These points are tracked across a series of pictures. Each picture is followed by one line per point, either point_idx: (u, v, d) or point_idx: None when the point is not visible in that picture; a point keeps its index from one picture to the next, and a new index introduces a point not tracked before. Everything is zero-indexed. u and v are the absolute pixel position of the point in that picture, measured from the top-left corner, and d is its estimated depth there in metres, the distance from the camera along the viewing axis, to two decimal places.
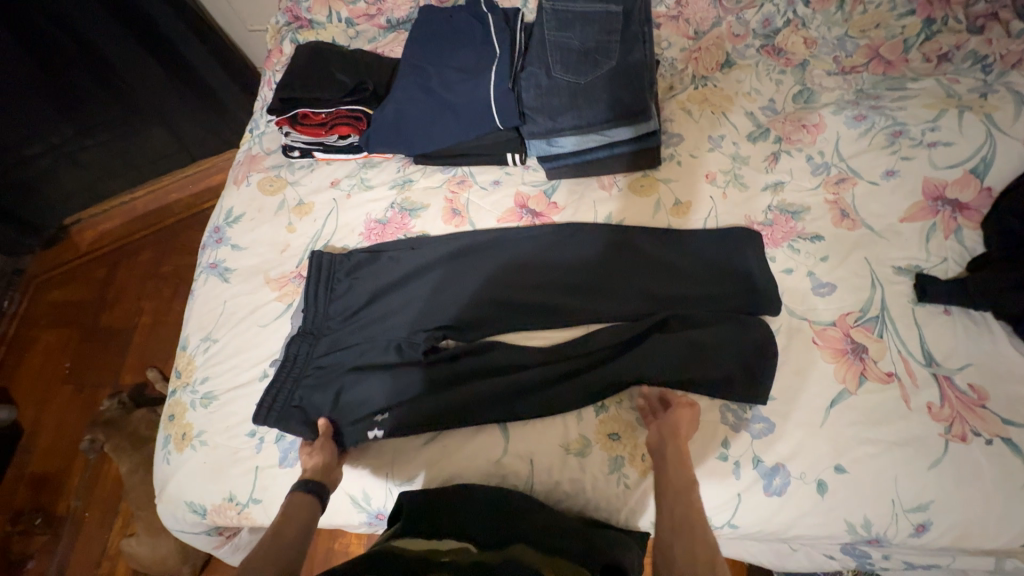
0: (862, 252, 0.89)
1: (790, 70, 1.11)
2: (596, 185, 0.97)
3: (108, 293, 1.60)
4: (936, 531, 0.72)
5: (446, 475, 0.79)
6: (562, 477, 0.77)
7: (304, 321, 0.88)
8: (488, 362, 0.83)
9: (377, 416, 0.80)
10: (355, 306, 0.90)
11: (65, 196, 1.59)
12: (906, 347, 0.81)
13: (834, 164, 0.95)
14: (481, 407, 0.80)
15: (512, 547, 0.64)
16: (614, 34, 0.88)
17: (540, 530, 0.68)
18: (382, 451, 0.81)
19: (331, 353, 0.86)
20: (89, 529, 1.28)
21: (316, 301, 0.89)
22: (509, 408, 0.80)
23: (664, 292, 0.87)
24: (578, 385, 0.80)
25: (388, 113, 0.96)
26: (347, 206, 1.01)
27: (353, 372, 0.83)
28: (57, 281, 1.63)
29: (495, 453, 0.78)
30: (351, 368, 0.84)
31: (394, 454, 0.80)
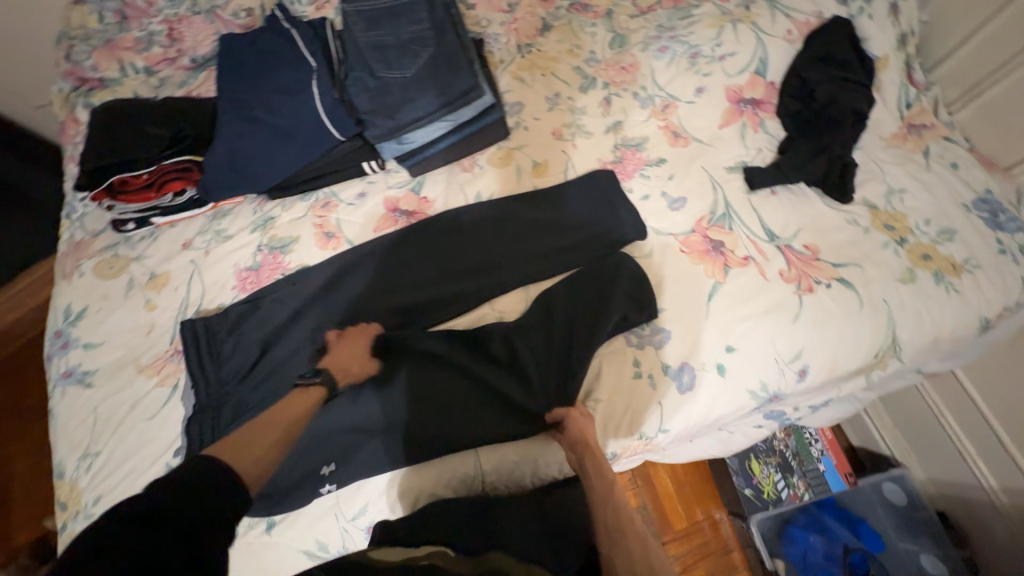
0: (698, 163, 1.01)
1: (599, 21, 1.21)
2: (458, 170, 1.00)
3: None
4: (815, 372, 0.85)
5: (400, 499, 0.78)
6: (509, 450, 0.80)
7: (196, 398, 0.80)
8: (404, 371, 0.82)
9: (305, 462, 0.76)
10: (249, 363, 0.84)
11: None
12: (752, 231, 0.94)
13: (656, 93, 1.07)
14: (411, 413, 0.79)
15: (494, 552, 0.64)
16: (422, 23, 0.89)
17: (513, 534, 0.70)
18: (324, 500, 0.77)
19: (238, 418, 0.79)
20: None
21: (202, 372, 0.82)
22: (441, 402, 0.80)
23: (548, 248, 0.92)
24: (496, 359, 0.83)
25: (220, 156, 0.89)
26: (209, 263, 0.93)
27: None
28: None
29: (441, 455, 0.79)
30: None
31: (338, 499, 0.77)
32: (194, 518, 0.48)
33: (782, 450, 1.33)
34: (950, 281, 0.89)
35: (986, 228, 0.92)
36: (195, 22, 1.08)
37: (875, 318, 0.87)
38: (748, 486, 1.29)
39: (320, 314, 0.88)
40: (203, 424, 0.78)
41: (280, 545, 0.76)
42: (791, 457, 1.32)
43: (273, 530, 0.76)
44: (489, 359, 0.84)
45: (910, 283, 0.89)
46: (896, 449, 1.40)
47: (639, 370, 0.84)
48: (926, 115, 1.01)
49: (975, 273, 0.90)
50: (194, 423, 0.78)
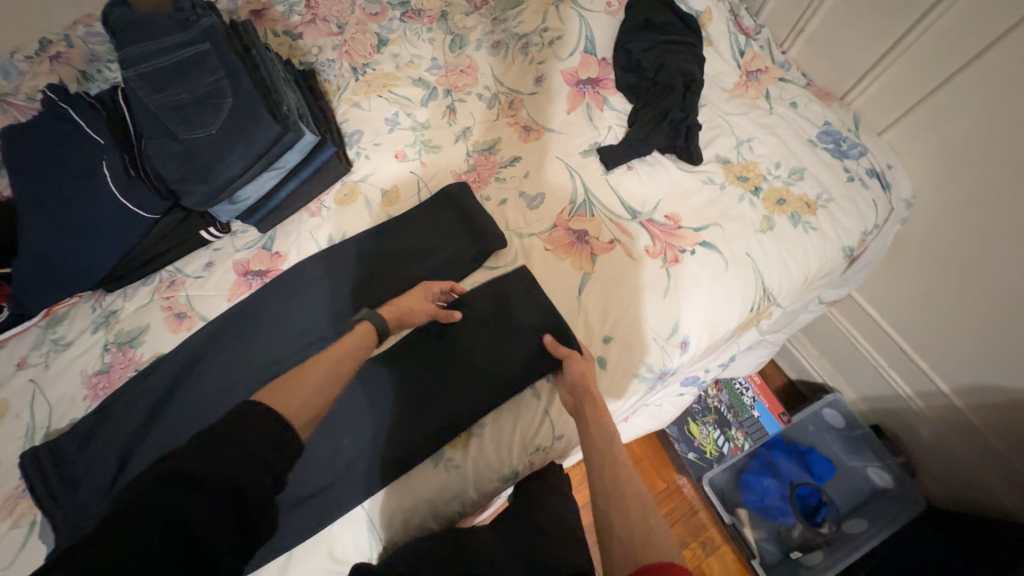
0: (551, 154, 0.97)
1: (435, 25, 1.16)
2: (306, 215, 0.94)
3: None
4: (696, 340, 0.85)
5: None
6: (415, 485, 0.75)
7: (53, 532, 0.73)
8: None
9: None
10: (106, 480, 0.76)
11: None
12: (613, 212, 0.92)
13: (499, 91, 1.04)
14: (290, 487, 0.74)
15: None
16: (217, 72, 0.82)
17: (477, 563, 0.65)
18: None
19: None
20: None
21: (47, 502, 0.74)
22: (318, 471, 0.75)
23: (413, 276, 0.88)
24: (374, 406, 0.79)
25: (30, 261, 0.81)
26: (52, 378, 0.85)
27: None
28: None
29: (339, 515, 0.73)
30: None
31: None
32: (228, 469, 0.49)
33: (717, 406, 1.37)
34: (807, 220, 0.90)
35: (833, 159, 0.93)
36: None
37: (742, 274, 0.87)
38: (691, 450, 1.31)
39: (181, 407, 0.82)
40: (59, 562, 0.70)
41: None
42: (726, 411, 1.35)
43: None
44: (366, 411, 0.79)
45: (769, 231, 0.89)
46: (826, 375, 1.43)
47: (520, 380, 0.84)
48: (759, 60, 1.02)
49: (829, 206, 0.91)
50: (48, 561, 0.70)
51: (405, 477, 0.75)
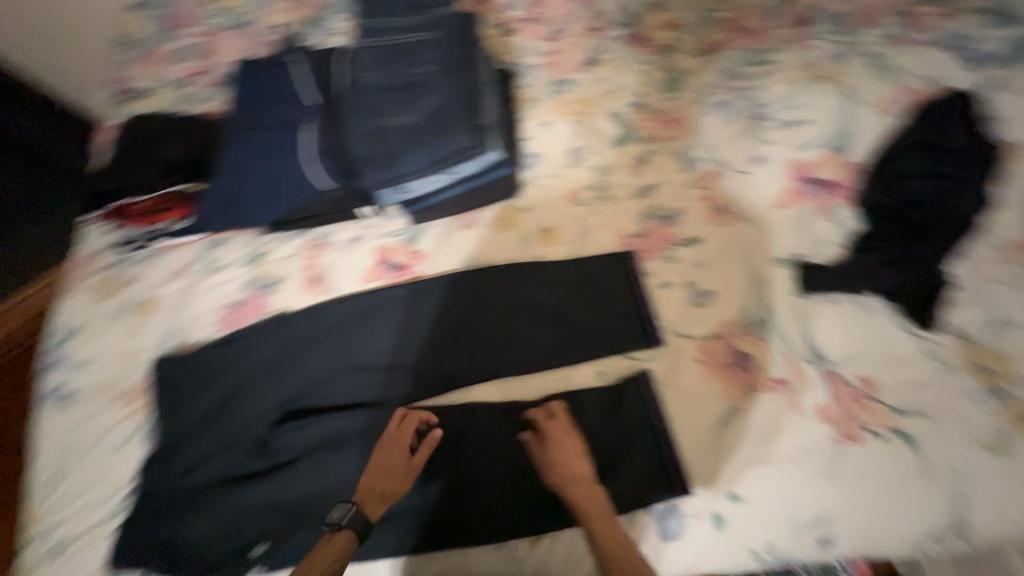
0: (737, 249, 0.84)
1: (654, 57, 1.04)
2: (457, 225, 0.90)
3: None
4: (845, 545, 0.67)
5: None
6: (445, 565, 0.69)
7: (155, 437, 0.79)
8: (341, 461, 0.73)
9: (255, 548, 0.71)
10: (204, 416, 0.78)
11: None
12: (789, 345, 0.77)
13: (703, 156, 0.90)
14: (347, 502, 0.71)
15: None
16: (433, 66, 0.82)
17: None
18: None
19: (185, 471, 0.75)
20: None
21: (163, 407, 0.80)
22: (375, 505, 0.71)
23: (544, 333, 0.79)
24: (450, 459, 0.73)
25: (218, 186, 0.87)
26: (196, 294, 0.91)
27: (211, 490, 0.73)
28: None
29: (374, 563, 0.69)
30: (208, 485, 0.73)
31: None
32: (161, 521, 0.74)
33: None
34: None
35: None
36: (228, 37, 1.08)
37: (937, 491, 0.66)
38: None
39: (285, 372, 0.80)
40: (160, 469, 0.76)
41: None
42: None
43: None
44: (452, 460, 0.73)
45: (1004, 456, 0.66)
46: None
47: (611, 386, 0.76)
48: None
49: None
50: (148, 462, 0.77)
51: (434, 554, 0.70)
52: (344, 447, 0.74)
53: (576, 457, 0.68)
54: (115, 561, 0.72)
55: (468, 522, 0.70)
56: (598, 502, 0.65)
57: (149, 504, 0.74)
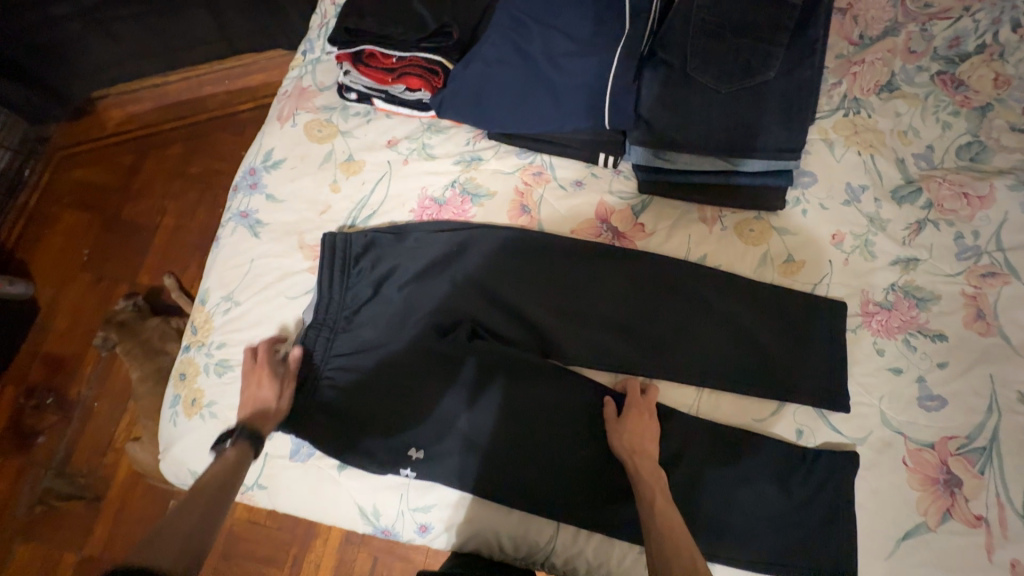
0: (987, 366, 0.75)
1: (965, 112, 0.88)
2: (697, 215, 0.81)
3: (118, 179, 1.51)
4: None
5: (464, 531, 0.72)
6: (587, 546, 0.70)
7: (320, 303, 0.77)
8: (517, 398, 0.72)
9: (412, 454, 0.71)
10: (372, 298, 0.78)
11: (66, 78, 1.41)
12: (1007, 491, 0.70)
13: (988, 251, 0.79)
14: (515, 447, 0.72)
15: None
16: (782, 36, 0.71)
17: None
18: (390, 489, 0.72)
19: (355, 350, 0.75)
20: (99, 415, 1.31)
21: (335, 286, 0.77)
22: (535, 458, 0.71)
23: (753, 365, 0.74)
24: None
25: (473, 75, 0.78)
26: (402, 173, 0.86)
27: (382, 379, 0.73)
28: (60, 164, 1.49)
29: (517, 512, 0.71)
30: (381, 372, 0.74)
31: (415, 491, 0.72)
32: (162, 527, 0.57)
33: None
34: None
35: None
36: None
37: None
38: None
39: (461, 294, 0.78)
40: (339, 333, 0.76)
41: (341, 488, 0.73)
42: None
43: (340, 469, 0.73)
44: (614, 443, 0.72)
45: None
46: None
47: (802, 442, 0.72)
48: None
49: None
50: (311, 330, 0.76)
51: (583, 532, 0.70)
52: (522, 387, 0.73)
53: (646, 437, 0.68)
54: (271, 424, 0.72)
55: (625, 521, 0.69)
56: (660, 485, 0.64)
57: (311, 372, 0.74)
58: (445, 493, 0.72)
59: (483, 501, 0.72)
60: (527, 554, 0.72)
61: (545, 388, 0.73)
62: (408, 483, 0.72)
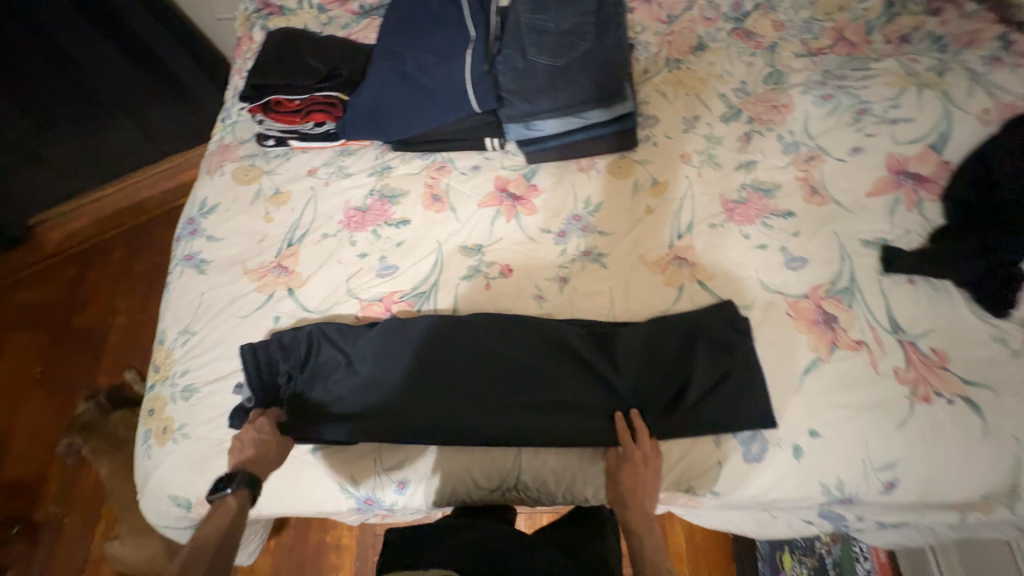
0: (830, 226, 0.92)
1: (760, 52, 1.12)
2: (575, 167, 0.98)
3: (64, 292, 1.56)
4: (904, 487, 0.76)
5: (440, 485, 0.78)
6: (548, 457, 0.79)
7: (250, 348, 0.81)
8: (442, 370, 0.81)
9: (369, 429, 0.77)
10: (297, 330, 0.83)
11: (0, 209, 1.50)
12: (874, 316, 0.84)
13: (804, 142, 0.99)
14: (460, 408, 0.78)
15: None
16: (588, 17, 0.93)
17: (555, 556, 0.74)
18: (364, 457, 0.79)
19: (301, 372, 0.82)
20: (71, 528, 1.27)
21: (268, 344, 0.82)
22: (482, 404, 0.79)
23: (649, 271, 0.89)
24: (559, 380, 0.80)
25: (365, 99, 0.95)
26: (325, 194, 0.99)
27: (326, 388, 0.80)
28: (6, 290, 1.55)
29: (479, 449, 0.79)
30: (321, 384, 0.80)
31: (387, 454, 0.79)
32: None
33: (821, 555, 1.23)
34: None
35: None
36: None
37: (994, 452, 0.76)
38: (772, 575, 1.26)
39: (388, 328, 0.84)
40: (280, 359, 0.82)
41: (319, 469, 0.79)
42: (829, 565, 1.21)
43: (314, 451, 0.79)
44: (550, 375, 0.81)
45: None
46: None
47: None
48: None
49: None
50: (251, 358, 0.81)
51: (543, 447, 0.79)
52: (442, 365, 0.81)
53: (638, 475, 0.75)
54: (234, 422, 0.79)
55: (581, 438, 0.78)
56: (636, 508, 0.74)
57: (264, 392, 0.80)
58: (414, 452, 0.79)
59: (449, 447, 0.79)
60: (500, 483, 0.79)
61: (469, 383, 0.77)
62: (381, 447, 0.79)
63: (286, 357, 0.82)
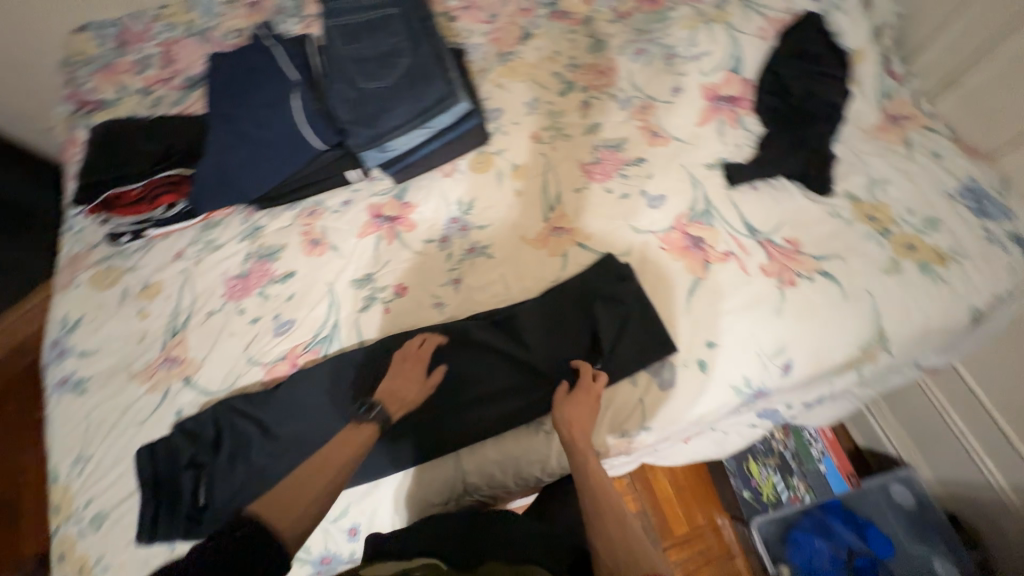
0: (677, 160, 1.00)
1: (579, 28, 1.23)
2: (439, 175, 1.02)
3: None
4: (799, 365, 0.84)
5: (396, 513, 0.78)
6: (487, 451, 0.80)
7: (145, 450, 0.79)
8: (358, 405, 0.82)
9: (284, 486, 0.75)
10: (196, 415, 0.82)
11: None
12: (732, 226, 0.94)
13: (635, 95, 1.09)
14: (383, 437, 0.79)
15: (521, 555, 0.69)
16: (399, 35, 0.96)
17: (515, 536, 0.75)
18: None
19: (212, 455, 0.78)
20: None
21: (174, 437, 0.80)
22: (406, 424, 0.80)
23: (533, 247, 0.93)
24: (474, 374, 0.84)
25: (209, 167, 0.92)
26: (199, 273, 0.96)
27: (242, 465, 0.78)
28: None
29: (418, 466, 0.79)
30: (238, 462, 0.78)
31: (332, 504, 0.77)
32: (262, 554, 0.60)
33: (780, 451, 1.35)
34: (937, 271, 0.89)
35: (974, 217, 0.92)
36: (190, 44, 1.17)
37: (858, 310, 0.86)
38: (746, 488, 1.33)
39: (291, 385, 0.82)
40: (189, 454, 0.79)
41: None
42: (790, 457, 1.33)
43: None
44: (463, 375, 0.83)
45: (895, 273, 0.88)
46: (900, 445, 1.35)
47: None
48: (907, 106, 1.03)
49: (962, 262, 0.89)
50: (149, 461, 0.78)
51: (479, 444, 0.80)
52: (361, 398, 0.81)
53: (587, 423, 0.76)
54: (143, 537, 0.75)
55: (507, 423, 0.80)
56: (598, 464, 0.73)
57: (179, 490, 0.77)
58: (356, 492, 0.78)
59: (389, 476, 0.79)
60: (451, 493, 0.80)
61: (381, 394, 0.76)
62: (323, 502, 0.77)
63: (195, 450, 0.79)
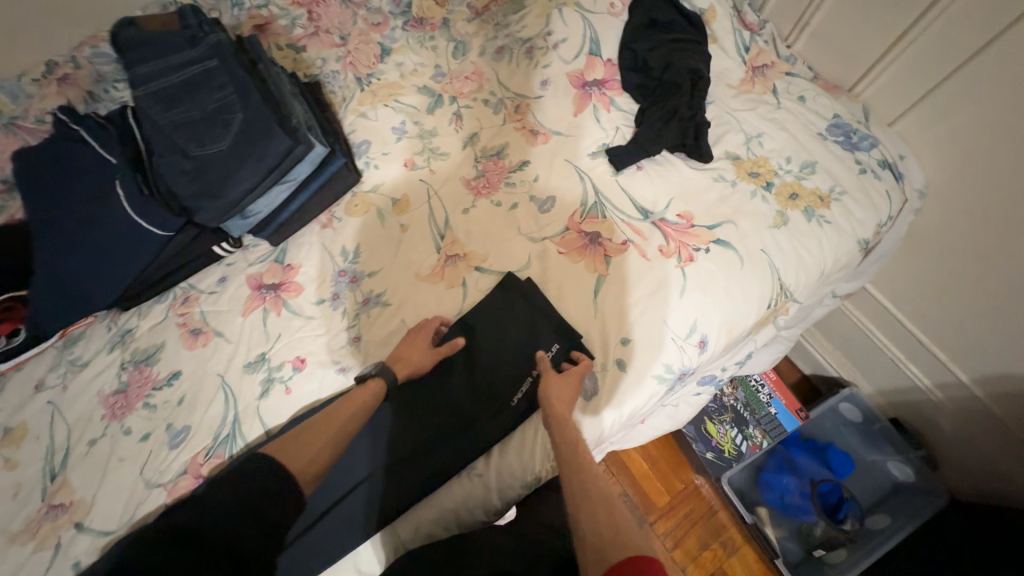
0: (561, 156, 0.95)
1: (438, 33, 1.16)
2: (317, 228, 0.95)
3: None
4: (713, 339, 0.84)
5: None
6: (423, 512, 0.76)
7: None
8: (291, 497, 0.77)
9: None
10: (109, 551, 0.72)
11: None
12: (624, 214, 0.91)
13: (505, 96, 1.04)
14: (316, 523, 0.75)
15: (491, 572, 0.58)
16: (226, 88, 0.87)
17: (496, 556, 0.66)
18: None
19: None
20: None
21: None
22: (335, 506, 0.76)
23: (430, 283, 0.88)
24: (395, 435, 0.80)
25: (46, 281, 0.82)
26: (70, 399, 0.85)
27: None
28: None
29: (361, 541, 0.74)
30: None
31: None
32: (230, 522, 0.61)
33: (733, 405, 1.39)
34: (821, 214, 0.91)
35: (844, 151, 0.96)
36: None
37: (758, 271, 0.86)
38: (709, 450, 1.34)
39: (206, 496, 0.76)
40: None
41: None
42: (742, 409, 1.38)
43: None
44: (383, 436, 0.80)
45: (783, 226, 0.89)
46: (839, 366, 1.40)
47: None
48: (765, 55, 1.06)
49: (843, 199, 0.92)
50: None
51: (414, 508, 0.76)
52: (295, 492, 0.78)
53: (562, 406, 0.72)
54: None
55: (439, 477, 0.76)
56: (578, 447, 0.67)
57: None
58: None
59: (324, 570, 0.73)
60: None
61: (338, 405, 0.76)
62: None
63: None
